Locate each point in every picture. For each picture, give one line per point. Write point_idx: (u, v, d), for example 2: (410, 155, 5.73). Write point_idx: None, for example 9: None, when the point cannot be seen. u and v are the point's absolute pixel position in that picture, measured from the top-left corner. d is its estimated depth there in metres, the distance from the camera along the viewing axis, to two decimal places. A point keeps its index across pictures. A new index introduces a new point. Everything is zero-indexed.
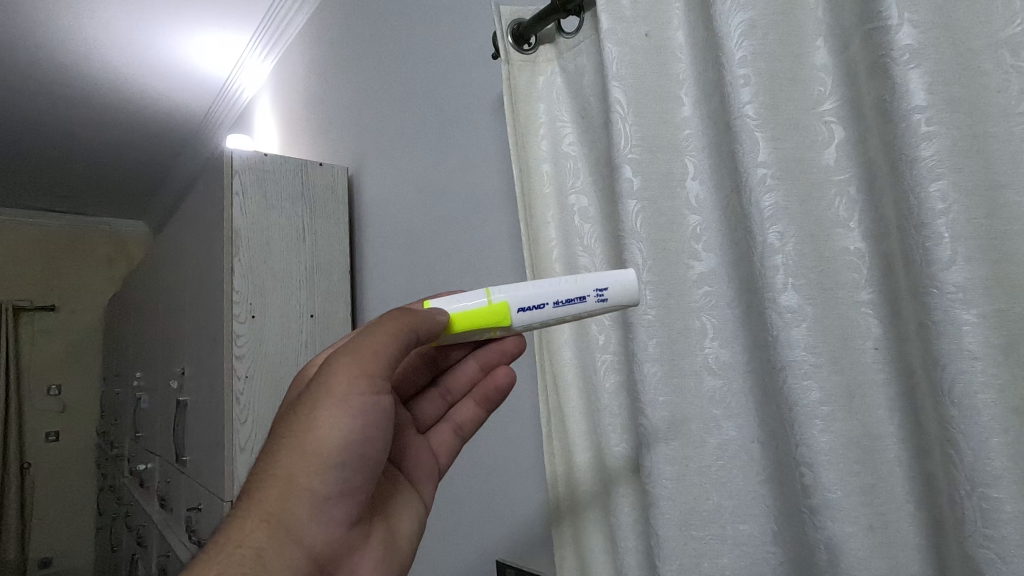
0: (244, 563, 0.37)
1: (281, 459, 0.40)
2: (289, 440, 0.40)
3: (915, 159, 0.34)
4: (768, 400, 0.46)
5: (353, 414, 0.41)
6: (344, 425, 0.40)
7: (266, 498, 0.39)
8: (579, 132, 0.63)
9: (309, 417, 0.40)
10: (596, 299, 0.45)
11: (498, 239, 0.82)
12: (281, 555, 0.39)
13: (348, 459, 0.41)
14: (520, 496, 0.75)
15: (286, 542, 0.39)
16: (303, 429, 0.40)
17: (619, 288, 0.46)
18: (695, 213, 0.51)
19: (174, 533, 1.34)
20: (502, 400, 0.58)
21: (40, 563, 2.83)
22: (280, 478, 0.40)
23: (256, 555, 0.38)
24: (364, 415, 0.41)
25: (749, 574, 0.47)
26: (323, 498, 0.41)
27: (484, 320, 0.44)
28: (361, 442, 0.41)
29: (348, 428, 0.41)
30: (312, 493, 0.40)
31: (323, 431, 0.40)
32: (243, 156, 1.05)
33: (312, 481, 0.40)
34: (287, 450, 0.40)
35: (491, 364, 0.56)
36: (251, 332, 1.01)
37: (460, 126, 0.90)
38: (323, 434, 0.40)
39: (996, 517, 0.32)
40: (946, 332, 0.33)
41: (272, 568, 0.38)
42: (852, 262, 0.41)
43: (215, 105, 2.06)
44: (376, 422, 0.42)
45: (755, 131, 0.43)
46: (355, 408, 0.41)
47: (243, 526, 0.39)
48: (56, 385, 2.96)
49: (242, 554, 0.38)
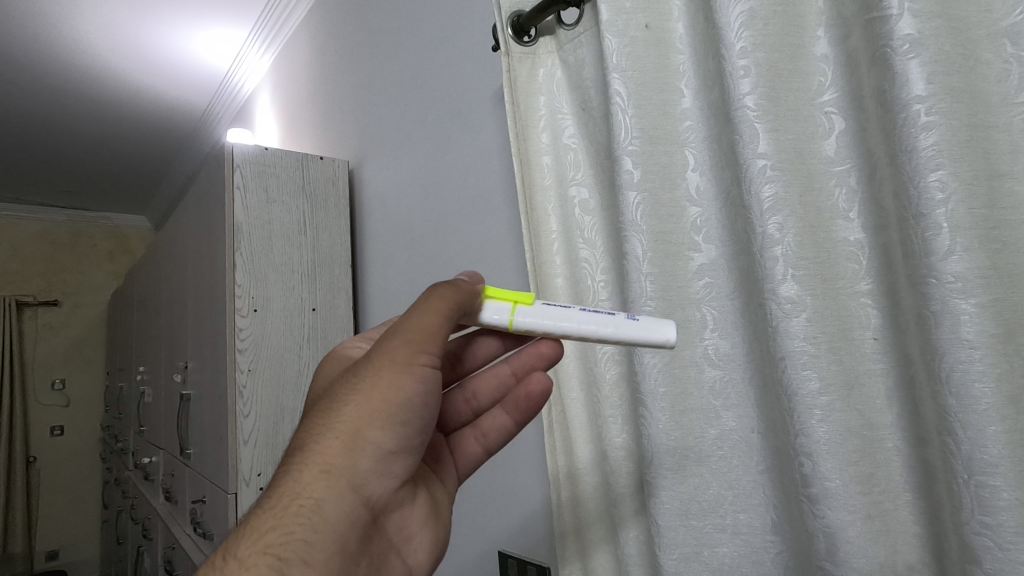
0: (304, 511, 0.38)
1: (343, 415, 0.40)
2: (352, 397, 0.41)
3: (914, 149, 0.34)
4: (767, 391, 0.46)
5: (417, 377, 0.41)
6: (408, 386, 0.41)
7: (327, 451, 0.39)
8: (580, 124, 0.63)
9: (374, 376, 0.41)
10: (624, 317, 0.43)
11: (499, 232, 0.82)
12: (339, 506, 0.39)
13: (410, 420, 0.42)
14: (522, 487, 0.75)
15: (344, 494, 0.40)
16: (367, 388, 0.41)
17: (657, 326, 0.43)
18: (695, 205, 0.51)
19: (179, 525, 1.35)
20: (532, 415, 0.55)
21: (47, 556, 2.86)
22: (342, 432, 0.40)
23: (316, 503, 0.39)
24: (427, 380, 0.42)
25: (748, 562, 0.48)
26: (383, 456, 0.41)
27: (506, 296, 0.45)
28: (422, 405, 0.42)
29: (413, 391, 0.41)
30: (374, 451, 0.41)
31: (388, 390, 0.41)
32: (243, 150, 1.05)
33: (375, 439, 0.40)
34: (350, 406, 0.40)
35: (528, 367, 0.55)
36: (253, 325, 1.02)
37: (461, 119, 0.90)
38: (388, 394, 0.41)
39: (994, 504, 0.32)
40: (944, 322, 0.33)
41: (331, 518, 0.39)
42: (852, 252, 0.42)
43: (215, 99, 2.06)
44: (437, 387, 0.43)
45: (755, 122, 0.43)
46: (419, 372, 0.42)
47: (303, 476, 0.39)
48: (60, 380, 2.98)
49: (302, 503, 0.38)
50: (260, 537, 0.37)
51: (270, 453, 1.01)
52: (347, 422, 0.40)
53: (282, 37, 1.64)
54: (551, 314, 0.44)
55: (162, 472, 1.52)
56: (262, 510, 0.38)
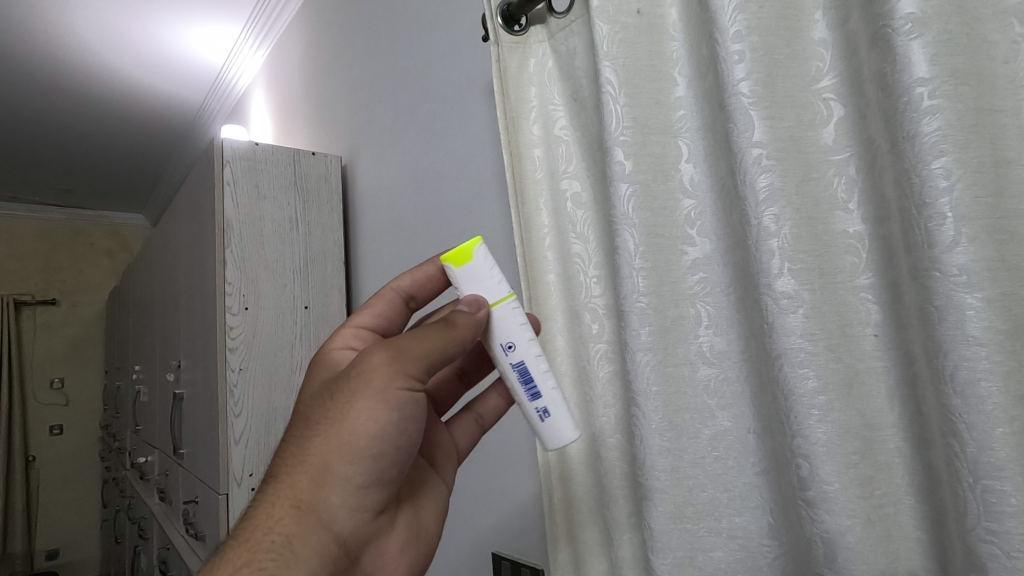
0: (274, 547, 0.39)
1: (313, 448, 0.41)
2: (320, 430, 0.41)
3: (916, 136, 0.33)
4: (764, 390, 0.45)
5: (392, 407, 0.41)
6: (377, 418, 0.41)
7: (297, 485, 0.41)
8: (571, 115, 0.61)
9: (344, 410, 0.41)
10: (537, 414, 0.43)
11: (493, 228, 0.80)
12: (311, 541, 0.40)
13: (382, 452, 0.42)
14: (515, 487, 0.74)
15: (315, 530, 0.40)
16: (336, 418, 0.41)
17: (563, 426, 0.44)
18: (689, 197, 0.49)
19: (174, 525, 1.34)
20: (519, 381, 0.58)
21: (47, 555, 2.87)
22: (311, 466, 0.41)
23: (286, 538, 0.39)
24: (399, 411, 0.42)
25: (744, 567, 0.46)
26: (356, 489, 0.42)
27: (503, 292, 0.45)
28: (396, 435, 0.42)
29: (385, 420, 0.41)
30: (344, 483, 0.41)
31: (360, 422, 0.41)
32: (234, 145, 1.04)
33: (344, 472, 0.41)
34: (320, 439, 0.41)
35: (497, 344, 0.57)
36: (244, 323, 1.00)
37: (454, 113, 0.88)
38: (360, 425, 0.41)
39: (1001, 510, 0.30)
40: (949, 318, 0.32)
41: (302, 555, 0.39)
42: (851, 245, 0.40)
43: (210, 96, 2.05)
44: (412, 416, 0.43)
45: (749, 109, 0.41)
46: (393, 402, 0.41)
47: (274, 511, 0.40)
48: (59, 379, 2.97)
49: (274, 538, 0.39)
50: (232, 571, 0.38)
51: (263, 452, 1.00)
52: (316, 456, 0.41)
53: (277, 31, 1.62)
54: (521, 329, 0.44)
55: (158, 472, 1.50)
56: (235, 544, 0.40)
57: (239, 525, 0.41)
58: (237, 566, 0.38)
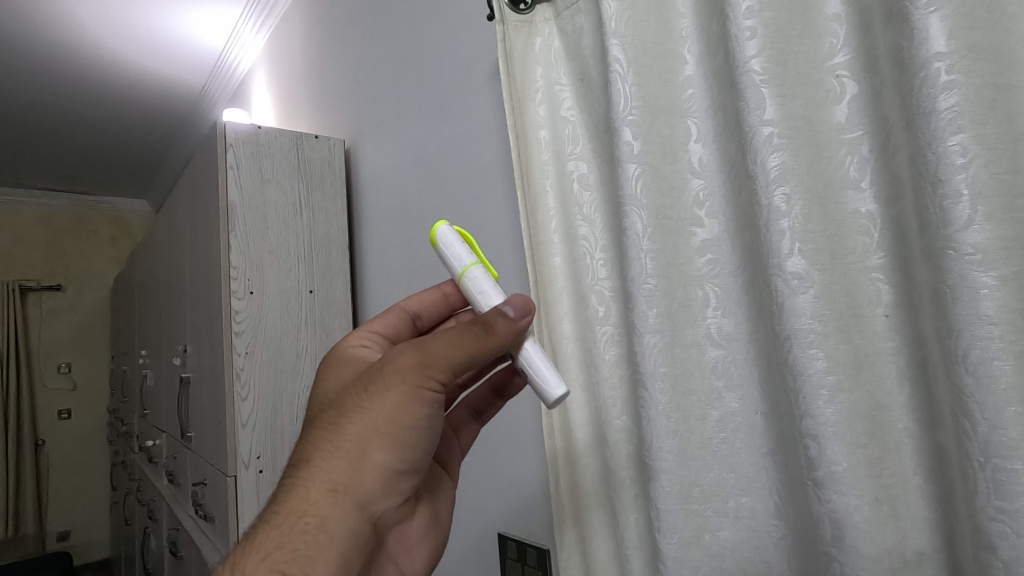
0: (309, 529, 0.40)
1: (348, 433, 0.42)
2: (357, 416, 0.42)
3: (932, 112, 0.32)
4: (772, 371, 0.44)
5: (424, 395, 0.43)
6: (411, 406, 0.43)
7: (332, 470, 0.42)
8: (578, 95, 0.60)
9: (379, 398, 0.43)
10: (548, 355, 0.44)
11: (499, 211, 0.79)
12: (344, 522, 0.41)
13: (415, 438, 0.44)
14: (522, 470, 0.74)
15: (349, 512, 0.42)
16: (373, 406, 0.42)
17: (550, 374, 0.43)
18: (698, 176, 0.48)
19: (184, 507, 1.36)
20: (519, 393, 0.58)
21: (58, 536, 2.93)
22: (348, 451, 0.42)
23: (322, 521, 0.41)
24: (432, 403, 0.44)
25: (751, 547, 0.46)
26: (388, 473, 0.43)
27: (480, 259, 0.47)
28: (427, 422, 0.44)
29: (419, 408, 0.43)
30: (377, 466, 0.43)
31: (396, 409, 0.42)
32: (237, 129, 1.03)
33: (379, 456, 0.43)
34: (357, 424, 0.42)
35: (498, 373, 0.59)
36: (250, 307, 1.01)
37: (459, 96, 0.87)
38: (397, 414, 0.42)
39: (1011, 489, 0.30)
40: (963, 296, 0.31)
41: (336, 535, 0.41)
42: (862, 225, 0.39)
43: (211, 81, 2.04)
44: (441, 410, 0.45)
45: (760, 87, 0.40)
46: (426, 391, 0.43)
47: (308, 494, 0.41)
48: (66, 364, 3.00)
49: (308, 521, 0.40)
50: (266, 556, 0.39)
51: (270, 435, 1.01)
52: (352, 442, 0.42)
53: (278, 14, 1.60)
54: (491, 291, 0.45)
55: (166, 455, 1.52)
56: (268, 526, 0.41)
57: (270, 510, 0.41)
58: (270, 551, 0.39)
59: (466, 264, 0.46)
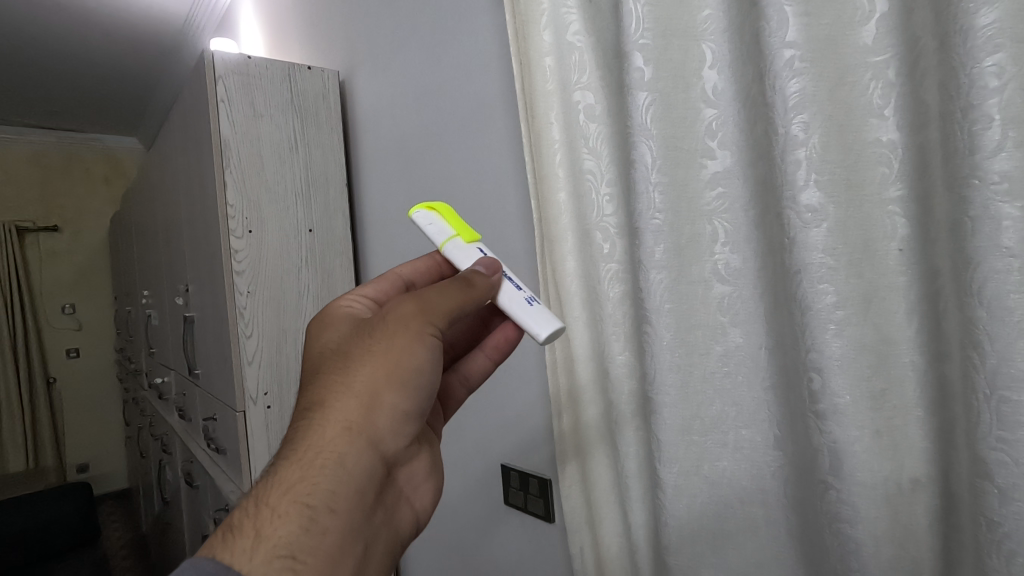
0: (328, 464, 0.41)
1: (359, 376, 0.43)
2: (367, 360, 0.43)
3: (970, 29, 0.30)
4: (779, 306, 0.44)
5: (429, 342, 0.44)
6: (419, 351, 0.44)
7: (346, 410, 0.42)
8: (586, 18, 0.56)
9: (389, 343, 0.44)
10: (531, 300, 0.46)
11: (502, 146, 0.77)
12: (360, 459, 0.43)
13: (423, 382, 0.45)
14: (525, 405, 0.75)
15: (364, 449, 0.43)
16: (382, 352, 0.44)
17: (534, 317, 0.45)
18: (712, 106, 0.46)
19: (197, 441, 1.41)
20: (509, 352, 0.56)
21: (78, 468, 3.06)
22: (360, 393, 0.43)
23: (340, 457, 0.42)
24: (435, 350, 0.45)
25: (749, 476, 0.47)
26: (400, 416, 0.44)
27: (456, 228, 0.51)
28: (434, 368, 0.45)
29: (427, 354, 0.44)
30: (390, 407, 0.44)
31: (406, 354, 0.43)
32: (226, 59, 0.98)
33: (391, 398, 0.43)
34: (368, 367, 0.43)
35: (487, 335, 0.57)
36: (250, 246, 1.00)
37: (458, 22, 0.82)
38: (402, 357, 0.43)
39: (1014, 420, 0.30)
40: (984, 227, 0.30)
41: (354, 470, 0.42)
42: (883, 154, 0.37)
43: (195, 8, 1.93)
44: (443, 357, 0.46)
45: (783, 6, 0.38)
46: (430, 339, 0.44)
47: (325, 433, 0.42)
48: (70, 304, 3.03)
49: (326, 457, 0.41)
50: (288, 489, 0.40)
51: (276, 372, 1.03)
52: (364, 384, 0.43)
53: None
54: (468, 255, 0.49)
55: (175, 392, 1.55)
56: (285, 463, 0.41)
57: (286, 449, 0.42)
58: (292, 484, 0.40)
59: (443, 238, 0.50)
